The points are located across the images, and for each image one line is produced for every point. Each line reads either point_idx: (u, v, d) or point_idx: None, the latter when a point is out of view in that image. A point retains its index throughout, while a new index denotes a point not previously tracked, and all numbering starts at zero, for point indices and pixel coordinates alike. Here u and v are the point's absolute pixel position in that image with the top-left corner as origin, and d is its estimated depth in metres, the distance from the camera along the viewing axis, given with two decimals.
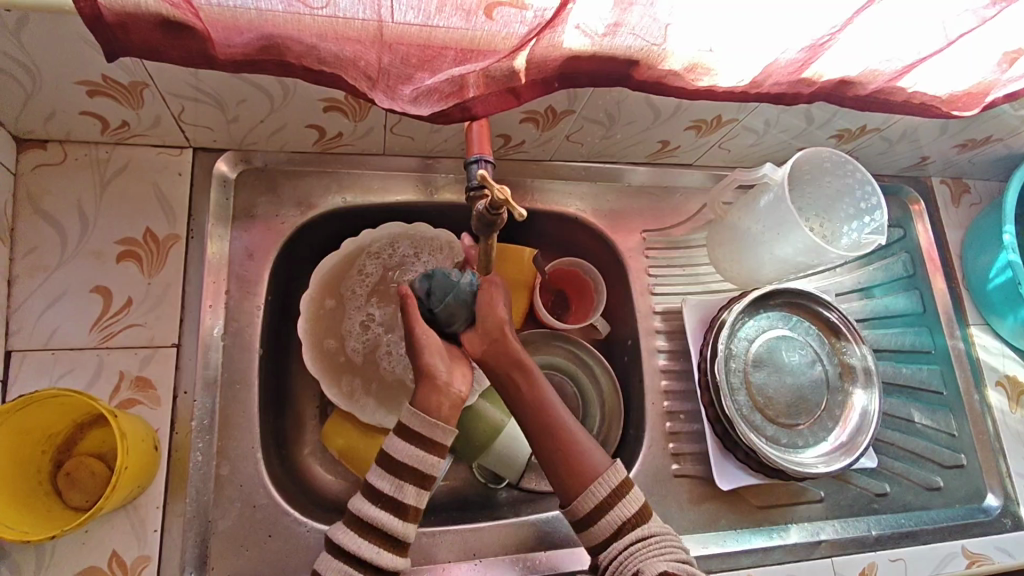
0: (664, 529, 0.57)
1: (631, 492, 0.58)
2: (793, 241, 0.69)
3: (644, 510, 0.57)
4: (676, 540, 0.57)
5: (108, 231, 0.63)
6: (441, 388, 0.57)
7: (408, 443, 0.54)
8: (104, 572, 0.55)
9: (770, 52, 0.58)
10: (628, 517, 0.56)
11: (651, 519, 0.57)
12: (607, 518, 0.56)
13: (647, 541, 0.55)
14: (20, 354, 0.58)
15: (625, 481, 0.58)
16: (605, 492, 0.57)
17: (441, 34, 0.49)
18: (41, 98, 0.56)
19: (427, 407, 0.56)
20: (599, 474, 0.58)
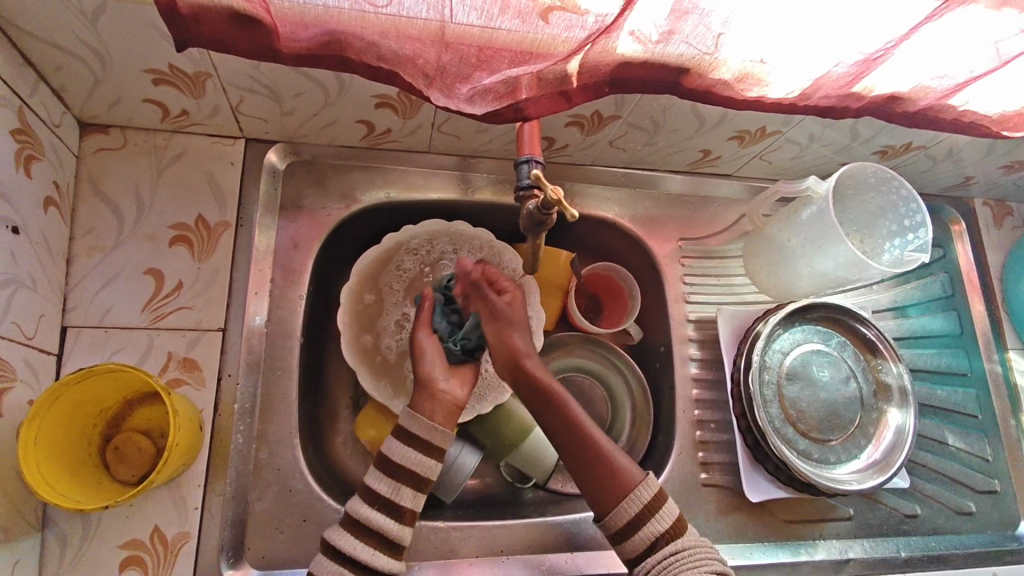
0: (698, 542, 0.56)
1: (666, 505, 0.57)
2: (834, 255, 0.68)
3: (679, 523, 0.57)
4: (711, 551, 0.56)
5: (163, 216, 0.65)
6: (436, 394, 0.61)
7: (408, 447, 0.57)
8: (145, 545, 0.56)
9: (823, 64, 0.58)
10: (664, 532, 0.55)
11: (687, 534, 0.56)
12: (641, 534, 0.56)
13: (680, 555, 0.54)
14: (76, 330, 0.60)
15: (658, 495, 0.57)
16: (637, 508, 0.56)
17: (501, 36, 0.50)
18: (109, 84, 0.58)
19: (423, 411, 0.60)
20: (636, 486, 0.58)
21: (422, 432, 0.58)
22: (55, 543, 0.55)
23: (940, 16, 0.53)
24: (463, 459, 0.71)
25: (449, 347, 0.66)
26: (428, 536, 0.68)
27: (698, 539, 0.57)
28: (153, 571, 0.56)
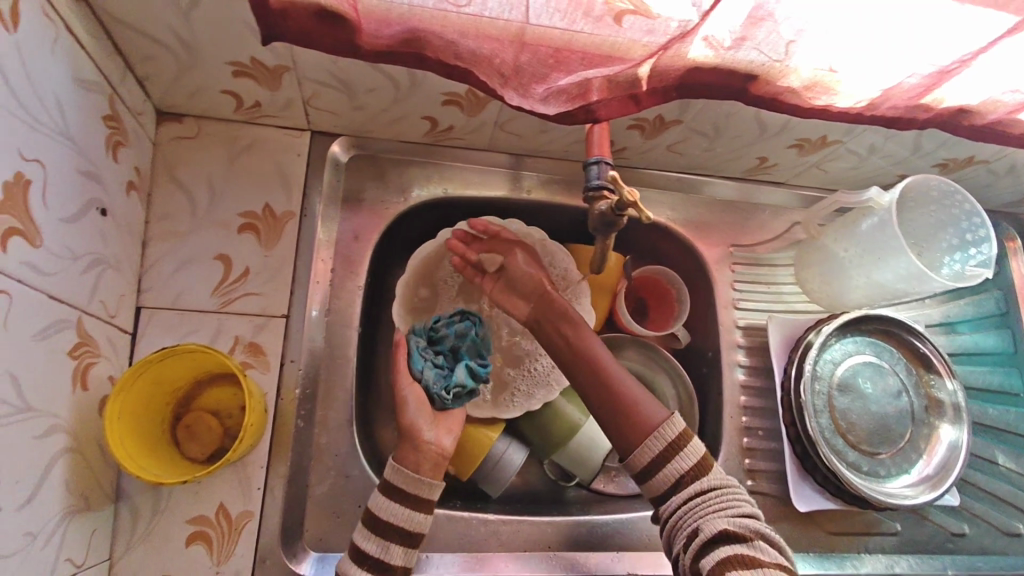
0: (725, 484, 0.57)
1: (690, 442, 0.58)
2: (896, 266, 0.68)
3: (705, 462, 0.58)
4: (739, 493, 0.57)
5: (233, 204, 0.67)
6: (421, 446, 0.61)
7: (393, 501, 0.57)
8: (211, 521, 0.59)
9: (895, 75, 0.58)
10: (686, 471, 0.57)
11: (712, 472, 0.57)
12: (664, 471, 0.57)
13: (706, 496, 0.55)
14: (150, 311, 0.62)
15: (683, 431, 0.59)
16: (659, 448, 0.57)
17: (581, 39, 0.50)
18: (191, 75, 0.60)
19: (409, 464, 0.60)
20: (659, 425, 0.59)
21: (407, 486, 0.58)
22: (126, 514, 0.57)
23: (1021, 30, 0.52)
24: (509, 455, 0.72)
25: (436, 396, 0.64)
26: (477, 527, 0.69)
27: (725, 480, 0.58)
28: (219, 546, 0.58)
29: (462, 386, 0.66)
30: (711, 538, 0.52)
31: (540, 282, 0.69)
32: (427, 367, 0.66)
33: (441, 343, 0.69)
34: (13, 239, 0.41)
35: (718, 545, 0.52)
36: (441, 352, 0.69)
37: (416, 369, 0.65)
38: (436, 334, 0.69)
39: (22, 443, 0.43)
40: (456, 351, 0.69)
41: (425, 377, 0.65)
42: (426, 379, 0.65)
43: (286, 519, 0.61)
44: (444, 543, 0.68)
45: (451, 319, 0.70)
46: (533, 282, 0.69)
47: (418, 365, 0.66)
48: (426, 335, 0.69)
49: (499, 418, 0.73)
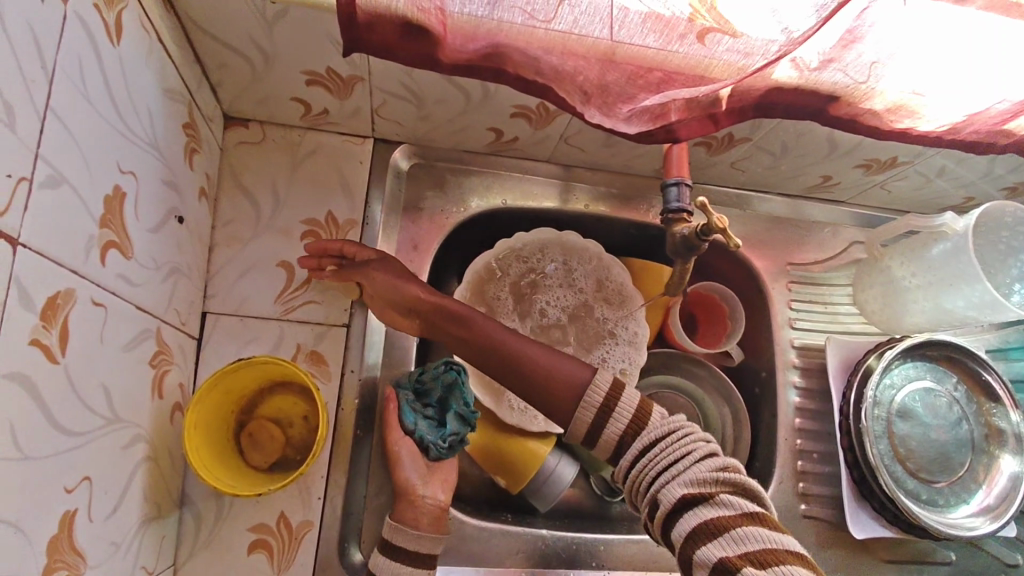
0: (670, 431, 0.55)
1: (622, 396, 0.57)
2: (968, 294, 0.67)
3: (642, 412, 0.56)
4: (687, 436, 0.55)
5: (296, 211, 0.67)
6: (417, 502, 0.60)
7: (396, 563, 0.56)
8: (272, 530, 0.59)
9: (982, 102, 0.57)
10: (625, 430, 0.55)
11: (651, 420, 0.56)
12: (605, 434, 0.56)
13: (652, 456, 0.54)
14: (215, 316, 0.62)
15: (613, 385, 0.57)
16: (592, 413, 0.56)
17: (674, 59, 0.50)
18: (264, 82, 0.59)
19: (406, 521, 0.59)
20: (585, 386, 0.58)
21: (408, 544, 0.57)
22: (190, 522, 0.57)
23: None
24: (564, 470, 0.72)
25: (430, 447, 0.64)
26: (532, 544, 0.68)
27: (667, 424, 0.56)
28: (279, 554, 0.58)
29: (456, 435, 0.65)
30: (673, 507, 0.51)
31: (409, 295, 0.63)
32: (418, 419, 0.64)
33: (429, 395, 0.66)
34: (110, 251, 0.41)
35: (681, 511, 0.50)
36: (430, 404, 0.66)
37: (407, 423, 0.64)
38: (423, 386, 0.66)
39: (111, 454, 0.43)
40: (445, 401, 0.66)
41: (417, 430, 0.64)
42: (418, 431, 0.64)
43: (343, 529, 0.61)
44: (495, 559, 0.67)
45: (436, 369, 0.66)
46: (408, 291, 0.62)
47: (408, 418, 0.64)
48: (414, 387, 0.66)
49: (552, 432, 0.72)
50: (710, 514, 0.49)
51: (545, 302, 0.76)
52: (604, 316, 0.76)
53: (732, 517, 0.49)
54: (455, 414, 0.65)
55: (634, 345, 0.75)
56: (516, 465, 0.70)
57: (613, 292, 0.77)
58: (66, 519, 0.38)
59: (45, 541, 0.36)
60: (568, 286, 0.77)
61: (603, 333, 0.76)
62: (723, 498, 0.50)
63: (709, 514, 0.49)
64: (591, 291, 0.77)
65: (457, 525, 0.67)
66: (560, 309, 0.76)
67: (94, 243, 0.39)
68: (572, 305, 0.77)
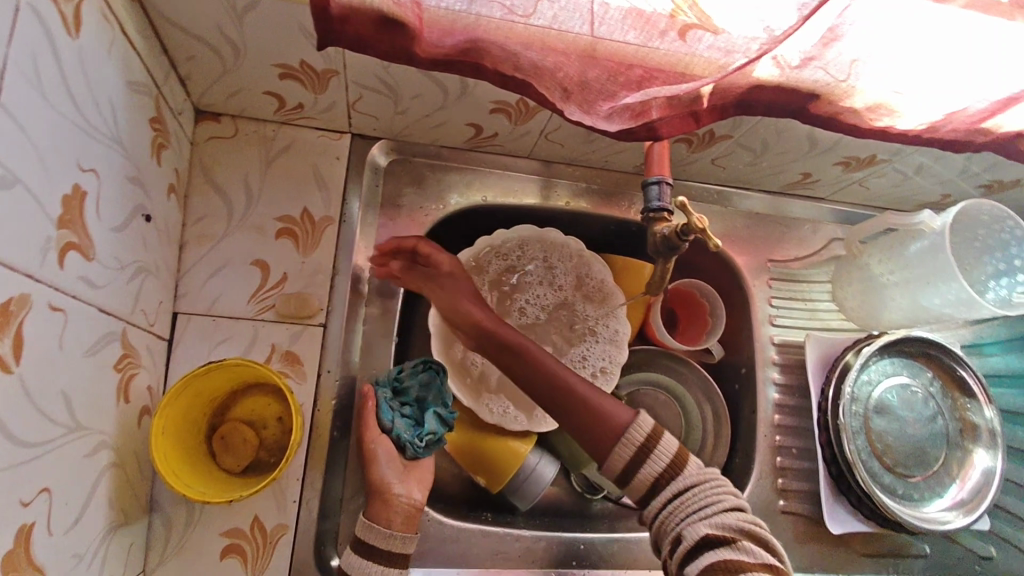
0: (703, 479, 0.57)
1: (662, 441, 0.58)
2: (944, 291, 0.68)
3: (680, 459, 0.57)
4: (720, 488, 0.57)
5: (270, 208, 0.65)
6: (391, 500, 0.59)
7: (369, 561, 0.56)
8: (246, 535, 0.57)
9: (959, 101, 0.57)
10: (661, 472, 0.56)
11: (688, 467, 0.57)
12: (639, 473, 0.57)
13: (683, 496, 0.55)
14: (185, 316, 0.60)
15: (656, 429, 0.58)
16: (631, 451, 0.57)
17: (654, 56, 0.49)
18: (236, 75, 0.58)
19: (379, 519, 0.58)
20: (627, 426, 0.58)
21: (380, 543, 0.56)
22: (160, 527, 0.56)
23: None
24: (545, 468, 0.71)
25: (407, 446, 0.62)
26: (513, 544, 0.68)
27: (702, 474, 0.57)
28: (253, 559, 0.57)
29: (434, 434, 0.63)
30: (694, 544, 0.52)
31: (472, 318, 0.63)
32: (396, 417, 0.63)
33: (407, 393, 0.65)
34: (69, 253, 0.40)
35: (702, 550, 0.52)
36: (408, 402, 0.65)
37: (384, 421, 0.63)
38: (401, 384, 0.65)
39: (72, 463, 0.41)
40: (423, 401, 0.65)
41: (394, 429, 0.63)
42: (395, 430, 0.62)
43: (320, 533, 0.60)
44: (476, 559, 0.66)
45: (415, 368, 0.65)
46: (473, 306, 0.64)
47: (386, 416, 0.63)
48: (392, 385, 0.65)
49: (533, 431, 0.71)
50: (731, 556, 0.51)
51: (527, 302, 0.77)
52: (585, 313, 0.76)
53: (752, 564, 0.50)
54: (433, 413, 0.64)
55: (616, 341, 0.75)
56: (496, 465, 0.69)
57: (594, 290, 0.76)
58: (24, 532, 0.36)
59: (1, 557, 0.35)
60: (550, 284, 0.77)
61: (585, 331, 0.76)
62: (745, 545, 0.51)
63: (730, 556, 0.50)
64: (572, 289, 0.77)
65: (437, 526, 0.66)
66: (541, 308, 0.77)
67: (52, 244, 0.38)
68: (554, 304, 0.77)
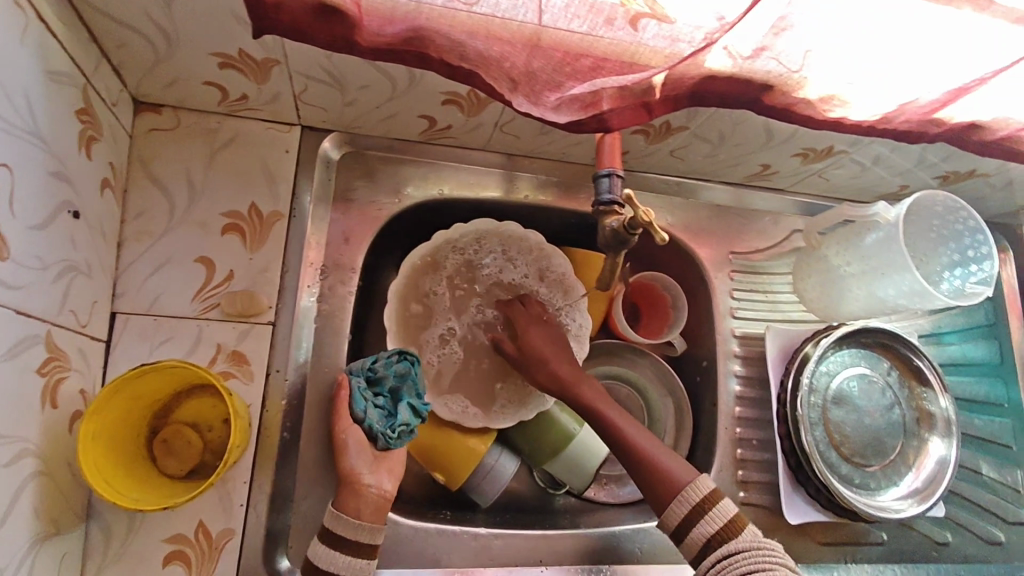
0: (758, 546, 0.55)
1: (718, 505, 0.58)
2: (898, 283, 0.68)
3: (735, 525, 0.57)
4: (777, 558, 0.55)
5: (214, 202, 0.62)
6: (361, 489, 0.58)
7: (335, 553, 0.55)
8: (190, 541, 0.56)
9: (909, 92, 0.57)
10: (712, 534, 0.57)
11: (740, 535, 0.56)
12: (692, 533, 0.58)
13: (733, 558, 0.55)
14: (125, 316, 0.58)
15: (714, 494, 0.59)
16: (686, 509, 0.59)
17: (601, 46, 0.48)
18: (171, 64, 0.55)
19: (347, 510, 0.57)
20: (684, 486, 0.60)
21: (347, 533, 0.55)
22: (99, 534, 0.54)
23: None
24: (504, 465, 0.71)
25: (378, 436, 0.60)
26: (472, 542, 0.67)
27: (759, 542, 0.56)
28: (199, 565, 0.56)
29: (406, 425, 0.61)
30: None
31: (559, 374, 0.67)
32: (369, 407, 0.61)
33: (381, 384, 0.64)
34: None
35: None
36: (381, 393, 0.63)
37: (356, 411, 0.61)
38: (375, 374, 0.64)
39: None
40: (398, 392, 0.64)
41: (366, 418, 0.61)
42: (368, 420, 0.60)
43: (269, 536, 0.59)
44: (433, 558, 0.65)
45: (389, 358, 0.64)
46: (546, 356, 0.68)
47: (359, 406, 0.61)
48: (366, 375, 0.64)
49: (492, 429, 0.71)
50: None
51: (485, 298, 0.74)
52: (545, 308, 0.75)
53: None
54: (409, 403, 0.63)
55: (576, 336, 0.74)
56: (452, 464, 0.68)
57: (554, 283, 0.75)
58: None
59: None
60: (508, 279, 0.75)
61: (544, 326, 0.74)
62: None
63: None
64: (531, 283, 0.75)
65: (393, 527, 0.65)
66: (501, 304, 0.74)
67: None
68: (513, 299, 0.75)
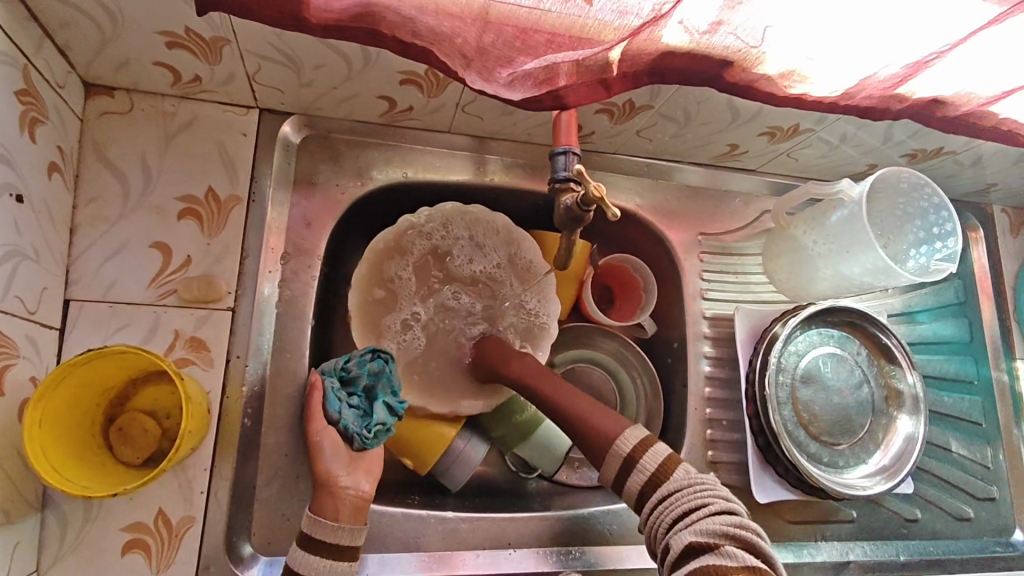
0: (692, 484, 0.55)
1: (646, 454, 0.58)
2: (862, 261, 0.68)
3: (667, 467, 0.57)
4: (712, 490, 0.54)
5: (170, 187, 0.61)
6: (338, 492, 0.57)
7: (316, 556, 0.54)
8: (150, 529, 0.55)
9: (870, 66, 0.56)
10: (647, 483, 0.56)
11: (674, 476, 0.56)
12: (629, 486, 0.58)
13: (669, 501, 0.54)
14: (79, 304, 0.57)
15: (643, 441, 0.59)
16: (618, 464, 0.59)
17: (549, 20, 0.47)
18: (118, 44, 0.54)
19: (325, 513, 0.56)
20: (615, 440, 0.60)
21: (327, 536, 0.54)
22: (55, 525, 0.53)
23: (1003, 20, 0.50)
24: (474, 449, 0.70)
25: (354, 437, 0.60)
26: (439, 527, 0.67)
27: (692, 480, 0.55)
28: (158, 553, 0.55)
29: (383, 425, 0.61)
30: (678, 552, 0.50)
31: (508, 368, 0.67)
32: (344, 408, 0.61)
33: (354, 382, 0.63)
34: None
35: (685, 557, 0.49)
36: (355, 392, 0.63)
37: (330, 411, 0.60)
38: (349, 373, 0.63)
39: None
40: (372, 390, 0.63)
41: (341, 420, 0.60)
42: (343, 421, 0.60)
43: (231, 523, 0.58)
44: (399, 543, 0.65)
45: (360, 356, 0.63)
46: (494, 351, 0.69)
47: (333, 407, 0.60)
48: (339, 375, 0.63)
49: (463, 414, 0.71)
50: (712, 561, 0.48)
51: (453, 283, 0.74)
52: (513, 294, 0.74)
53: (731, 567, 0.47)
54: (384, 406, 0.62)
55: (543, 323, 0.73)
56: (421, 450, 0.68)
57: (524, 270, 0.74)
58: None
59: None
60: (476, 265, 0.74)
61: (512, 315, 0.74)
62: (727, 548, 0.48)
63: (709, 560, 0.48)
64: (500, 269, 0.74)
65: None
66: (469, 290, 0.74)
67: None
68: (482, 285, 0.74)
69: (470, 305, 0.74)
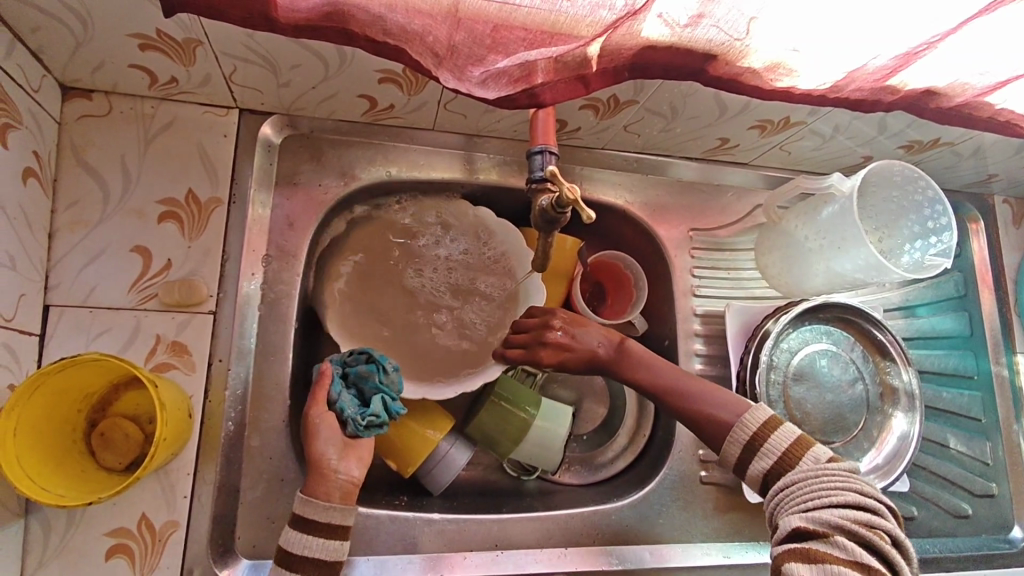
0: (819, 473, 0.52)
1: (771, 437, 0.56)
2: (855, 257, 0.66)
3: (795, 451, 0.55)
4: (841, 481, 0.51)
5: (150, 189, 0.61)
6: (330, 475, 0.54)
7: (308, 535, 0.51)
8: (133, 534, 0.55)
9: (860, 57, 0.54)
10: (770, 468, 0.55)
11: (801, 463, 0.54)
12: (751, 469, 0.56)
13: (787, 490, 0.52)
14: (59, 309, 0.57)
15: (768, 423, 0.57)
16: (739, 449, 0.57)
17: (520, 16, 0.45)
18: (90, 47, 0.53)
19: (318, 494, 0.53)
20: (732, 429, 0.58)
21: (318, 516, 0.52)
22: (38, 530, 0.54)
23: (994, 10, 0.49)
24: (456, 456, 0.70)
25: (348, 421, 0.57)
26: (425, 529, 0.66)
27: (822, 468, 0.52)
28: (142, 559, 0.55)
29: (378, 417, 0.57)
30: (784, 534, 0.50)
31: (612, 344, 0.67)
32: (346, 393, 0.58)
33: None
34: None
35: (789, 540, 0.49)
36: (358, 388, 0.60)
37: (331, 393, 0.58)
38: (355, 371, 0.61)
39: None
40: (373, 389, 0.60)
41: (339, 400, 0.57)
42: (340, 402, 0.57)
43: (214, 526, 0.58)
44: (385, 545, 0.65)
45: (362, 356, 0.61)
46: (596, 352, 0.67)
47: (335, 388, 0.58)
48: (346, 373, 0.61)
49: (445, 415, 0.70)
50: (817, 547, 0.47)
51: (424, 264, 0.72)
52: (484, 280, 0.72)
53: (840, 560, 0.45)
54: (382, 396, 0.59)
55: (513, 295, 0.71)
56: (408, 455, 0.67)
57: (491, 254, 0.73)
58: None
59: None
60: (447, 250, 0.72)
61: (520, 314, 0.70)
62: (839, 540, 0.46)
63: (815, 547, 0.47)
64: (472, 254, 0.73)
65: None
66: (435, 273, 0.72)
67: None
68: (448, 271, 0.72)
69: (436, 288, 0.71)
